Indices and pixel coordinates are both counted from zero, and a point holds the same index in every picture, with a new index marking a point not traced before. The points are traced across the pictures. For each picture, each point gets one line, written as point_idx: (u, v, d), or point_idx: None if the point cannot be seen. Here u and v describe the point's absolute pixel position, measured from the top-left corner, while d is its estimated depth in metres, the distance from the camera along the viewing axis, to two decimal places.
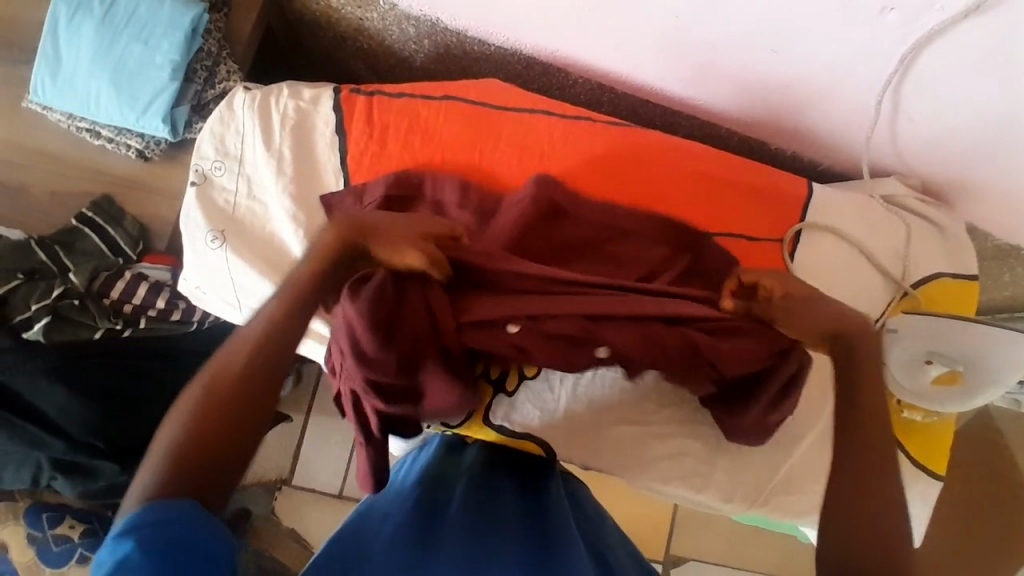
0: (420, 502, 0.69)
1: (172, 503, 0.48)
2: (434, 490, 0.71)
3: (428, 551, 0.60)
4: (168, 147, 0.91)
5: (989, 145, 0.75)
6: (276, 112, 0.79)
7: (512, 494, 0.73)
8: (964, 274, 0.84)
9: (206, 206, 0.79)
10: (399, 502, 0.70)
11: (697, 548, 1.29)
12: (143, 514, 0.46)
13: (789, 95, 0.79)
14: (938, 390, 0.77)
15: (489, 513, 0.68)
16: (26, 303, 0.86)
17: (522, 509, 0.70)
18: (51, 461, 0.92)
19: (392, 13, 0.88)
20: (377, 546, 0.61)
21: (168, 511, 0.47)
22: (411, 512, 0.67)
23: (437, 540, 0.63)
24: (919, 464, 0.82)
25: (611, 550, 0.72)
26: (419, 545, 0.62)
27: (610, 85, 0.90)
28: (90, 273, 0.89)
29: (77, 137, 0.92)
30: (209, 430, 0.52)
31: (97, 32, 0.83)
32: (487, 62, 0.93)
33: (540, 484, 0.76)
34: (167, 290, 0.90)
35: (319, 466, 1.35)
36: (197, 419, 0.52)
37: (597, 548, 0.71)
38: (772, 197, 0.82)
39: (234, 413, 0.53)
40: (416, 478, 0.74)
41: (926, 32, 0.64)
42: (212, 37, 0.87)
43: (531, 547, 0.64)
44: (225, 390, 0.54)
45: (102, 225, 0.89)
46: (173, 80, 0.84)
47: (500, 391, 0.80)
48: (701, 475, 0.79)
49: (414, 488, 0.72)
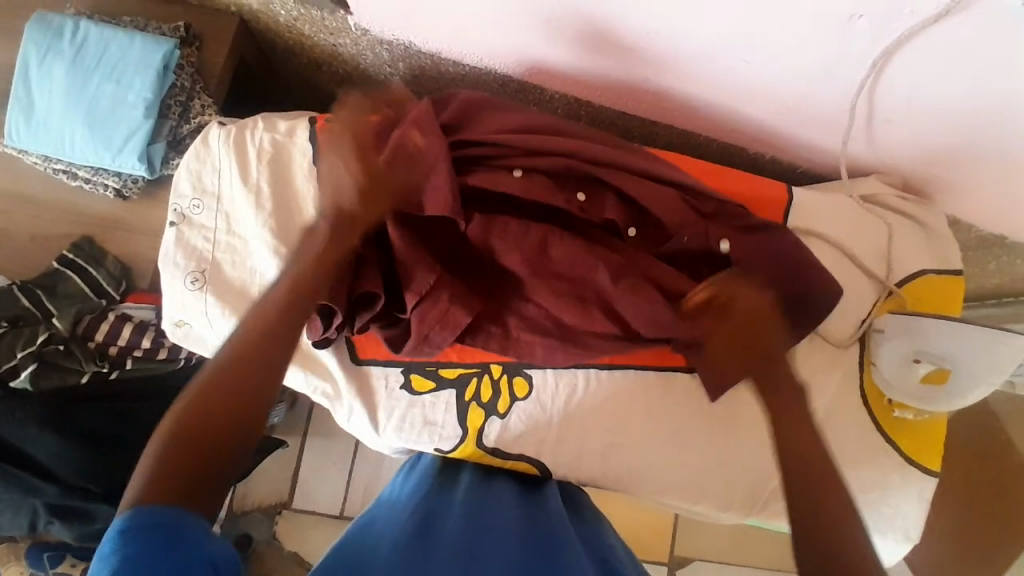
0: (420, 505, 0.72)
1: (157, 506, 0.50)
2: (435, 494, 0.75)
3: (428, 546, 0.63)
4: (147, 184, 0.90)
5: (964, 141, 0.76)
6: (252, 146, 0.78)
7: (511, 501, 0.76)
8: (948, 270, 0.84)
9: (187, 246, 0.78)
10: (399, 506, 0.73)
11: (701, 551, 1.29)
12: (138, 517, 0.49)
13: (766, 101, 0.80)
14: (926, 389, 0.77)
15: (484, 517, 0.70)
16: (11, 352, 0.86)
17: (519, 512, 0.73)
18: (47, 505, 0.89)
19: (365, 38, 0.87)
20: (379, 545, 0.63)
21: (160, 513, 0.49)
22: (409, 514, 0.69)
23: (434, 536, 0.65)
24: (913, 460, 0.82)
25: (613, 552, 0.72)
26: (416, 540, 0.64)
27: (587, 99, 0.90)
28: (74, 317, 0.89)
29: (54, 178, 0.91)
30: (191, 436, 0.55)
31: (67, 74, 0.83)
32: (463, 81, 0.92)
33: (536, 494, 0.79)
34: (152, 329, 0.91)
35: (319, 488, 1.35)
36: (183, 426, 0.56)
37: (598, 552, 0.72)
38: (753, 204, 0.84)
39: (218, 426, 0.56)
40: (416, 484, 0.78)
41: (897, 36, 0.64)
42: (184, 72, 0.86)
43: (528, 545, 0.66)
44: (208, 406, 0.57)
45: (84, 266, 0.90)
46: (147, 118, 0.83)
47: (493, 413, 0.79)
48: (698, 485, 0.79)
49: (414, 494, 0.75)
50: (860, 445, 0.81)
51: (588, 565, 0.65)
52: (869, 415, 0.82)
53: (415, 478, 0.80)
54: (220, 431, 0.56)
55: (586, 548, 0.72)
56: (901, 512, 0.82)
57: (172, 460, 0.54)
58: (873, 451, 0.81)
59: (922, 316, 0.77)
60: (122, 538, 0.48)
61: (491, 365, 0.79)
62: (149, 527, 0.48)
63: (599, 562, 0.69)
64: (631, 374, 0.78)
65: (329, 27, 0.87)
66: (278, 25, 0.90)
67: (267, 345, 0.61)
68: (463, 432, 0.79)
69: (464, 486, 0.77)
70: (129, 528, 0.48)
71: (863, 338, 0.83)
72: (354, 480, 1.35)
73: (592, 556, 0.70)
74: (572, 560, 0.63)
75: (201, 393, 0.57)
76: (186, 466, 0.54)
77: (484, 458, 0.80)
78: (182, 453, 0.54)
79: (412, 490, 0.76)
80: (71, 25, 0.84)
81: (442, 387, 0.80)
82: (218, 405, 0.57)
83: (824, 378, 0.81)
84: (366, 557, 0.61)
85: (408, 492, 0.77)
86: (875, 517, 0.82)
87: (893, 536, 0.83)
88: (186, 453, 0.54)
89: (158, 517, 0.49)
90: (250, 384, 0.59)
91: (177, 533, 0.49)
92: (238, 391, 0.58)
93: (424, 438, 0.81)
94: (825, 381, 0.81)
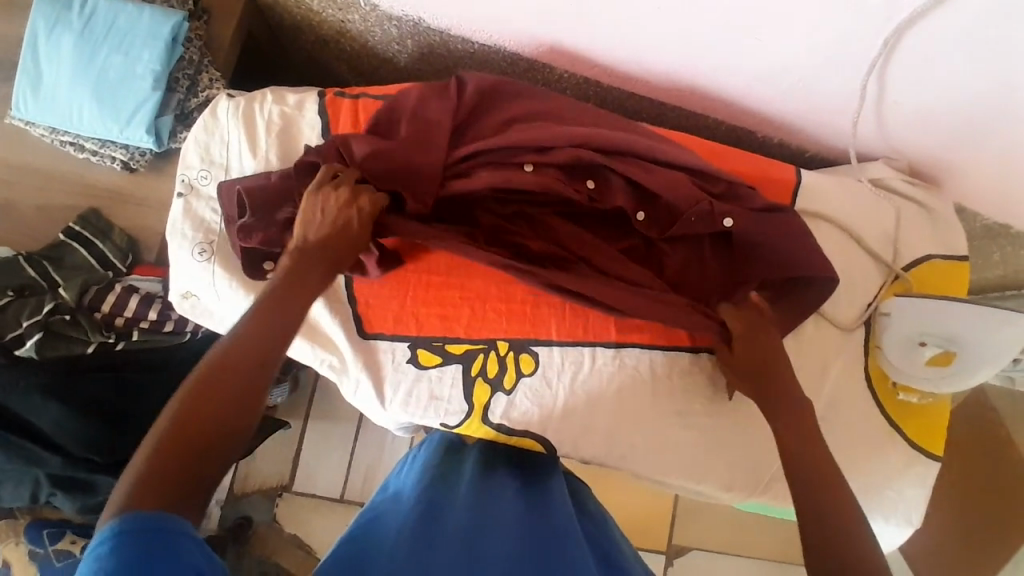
0: (422, 498, 0.72)
1: (153, 513, 0.48)
2: (437, 487, 0.75)
3: (430, 541, 0.63)
4: (153, 158, 0.90)
5: (973, 126, 0.75)
6: (261, 118, 0.78)
7: (512, 493, 0.75)
8: (955, 255, 0.84)
9: (195, 216, 0.78)
10: (403, 500, 0.72)
11: (701, 538, 1.29)
12: (128, 521, 0.47)
13: (774, 83, 0.80)
14: (931, 370, 0.77)
15: (488, 512, 0.70)
16: (16, 321, 0.86)
17: (521, 506, 0.72)
18: (49, 476, 0.89)
19: (374, 14, 0.87)
20: (382, 543, 0.63)
21: (156, 519, 0.47)
22: (413, 510, 0.69)
23: (438, 534, 0.64)
24: (916, 444, 0.82)
25: (616, 548, 0.72)
26: (419, 537, 0.63)
27: (596, 79, 0.90)
28: (81, 287, 0.89)
29: (62, 150, 0.91)
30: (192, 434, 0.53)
31: (76, 44, 0.83)
32: (472, 60, 0.92)
33: (539, 483, 0.78)
34: (158, 301, 0.91)
35: (319, 471, 1.35)
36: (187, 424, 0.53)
37: (601, 549, 0.72)
38: (760, 186, 0.84)
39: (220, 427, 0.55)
40: (417, 476, 0.78)
41: (908, 15, 0.63)
42: (193, 45, 0.86)
43: (532, 542, 0.66)
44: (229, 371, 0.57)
45: (90, 239, 0.90)
46: (155, 90, 0.83)
47: (499, 389, 0.79)
48: (700, 465, 0.79)
49: (415, 487, 0.74)
50: (864, 428, 0.81)
51: (593, 562, 0.64)
52: (873, 397, 0.82)
53: (417, 469, 0.79)
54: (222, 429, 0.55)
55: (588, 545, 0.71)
56: (903, 497, 0.82)
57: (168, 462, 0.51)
58: (877, 435, 0.81)
59: (930, 298, 0.76)
60: (113, 542, 0.46)
61: (498, 341, 0.79)
62: (142, 533, 0.47)
63: (603, 561, 0.69)
64: (639, 353, 0.78)
65: (338, 3, 0.87)
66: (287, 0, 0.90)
67: (273, 339, 0.61)
68: (469, 408, 0.79)
69: (468, 478, 0.77)
70: (124, 532, 0.46)
71: (869, 322, 0.82)
72: (355, 463, 1.35)
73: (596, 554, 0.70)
74: (576, 557, 0.63)
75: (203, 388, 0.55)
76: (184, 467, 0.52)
77: (490, 434, 0.80)
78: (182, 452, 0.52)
79: (413, 483, 0.76)
80: None
81: (448, 362, 0.80)
82: (219, 397, 0.55)
83: (830, 361, 0.81)
84: (371, 556, 0.61)
85: (412, 484, 0.76)
86: (877, 501, 0.82)
87: (896, 521, 0.83)
88: (184, 456, 0.52)
89: (152, 522, 0.47)
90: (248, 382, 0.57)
91: (167, 539, 0.47)
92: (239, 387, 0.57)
93: (430, 413, 0.81)
94: (830, 362, 0.81)
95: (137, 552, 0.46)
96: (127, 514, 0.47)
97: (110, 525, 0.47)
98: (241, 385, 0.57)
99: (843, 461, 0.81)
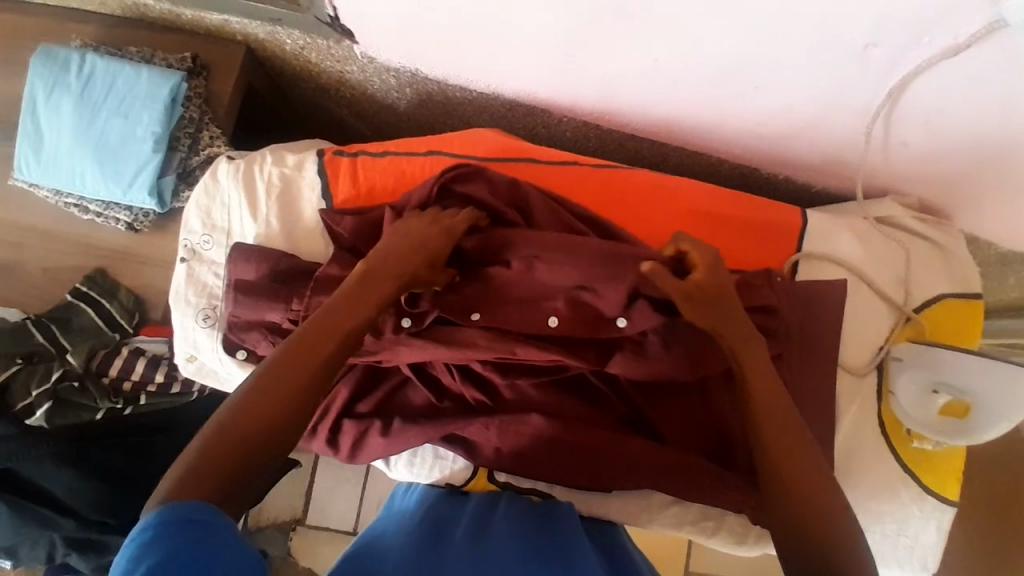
0: (428, 515, 0.72)
1: (200, 501, 0.48)
2: (444, 507, 0.74)
3: (437, 557, 0.62)
4: (157, 217, 0.91)
5: (982, 163, 0.73)
6: (261, 180, 0.78)
7: (515, 506, 0.74)
8: (968, 293, 0.82)
9: (197, 282, 0.78)
10: (411, 516, 0.72)
11: (717, 564, 1.28)
12: (167, 513, 0.47)
13: (776, 127, 0.78)
14: (946, 421, 0.75)
15: (494, 527, 0.69)
16: (27, 389, 0.87)
17: (528, 519, 0.72)
18: (65, 539, 0.92)
19: (371, 66, 0.87)
20: (388, 557, 0.61)
21: (195, 509, 0.47)
22: (419, 526, 0.68)
23: (446, 549, 0.64)
24: (927, 486, 0.80)
25: (626, 554, 0.72)
26: (426, 553, 0.62)
27: (596, 123, 0.89)
28: (88, 353, 0.90)
29: (67, 211, 0.92)
30: (254, 426, 0.54)
31: (76, 108, 0.84)
32: (470, 106, 0.92)
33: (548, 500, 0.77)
34: (165, 363, 0.91)
35: (332, 504, 1.36)
36: (244, 412, 0.54)
37: (615, 558, 0.71)
38: (766, 231, 0.82)
39: (281, 425, 0.55)
40: (424, 497, 0.77)
41: (912, 66, 0.62)
42: (193, 103, 0.87)
43: (543, 549, 0.65)
44: (286, 381, 0.56)
45: (97, 299, 0.91)
46: (156, 151, 0.84)
47: (495, 445, 0.76)
48: (712, 519, 0.79)
49: (423, 507, 0.74)
50: (878, 476, 0.80)
51: (598, 567, 0.64)
52: (888, 445, 0.80)
53: (426, 490, 0.79)
54: (270, 422, 0.55)
55: (601, 555, 0.71)
56: (919, 543, 0.81)
57: (218, 452, 0.52)
58: (890, 480, 0.80)
59: (946, 350, 0.74)
60: (156, 532, 0.46)
61: (502, 400, 0.76)
62: (185, 524, 0.47)
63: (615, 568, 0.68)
64: (632, 417, 0.77)
65: (335, 56, 0.87)
66: (285, 53, 0.90)
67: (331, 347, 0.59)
68: (474, 467, 0.79)
69: (475, 498, 0.76)
70: (162, 523, 0.46)
71: (881, 366, 0.81)
72: (367, 496, 1.36)
73: (607, 562, 0.69)
74: (585, 563, 0.62)
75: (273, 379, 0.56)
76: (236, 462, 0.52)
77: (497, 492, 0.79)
78: (242, 435, 0.53)
79: (421, 502, 0.76)
80: (78, 57, 0.85)
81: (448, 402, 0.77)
82: (279, 408, 0.55)
83: (840, 408, 0.80)
84: (373, 566, 0.60)
85: (420, 502, 0.76)
86: (892, 547, 0.81)
87: (911, 567, 0.82)
88: (242, 442, 0.53)
89: (189, 514, 0.47)
90: (307, 383, 0.57)
91: (207, 529, 0.47)
92: (298, 395, 0.56)
93: (435, 473, 0.81)
94: (843, 408, 0.80)
95: (180, 542, 0.45)
96: (175, 503, 0.48)
97: (150, 516, 0.47)
98: (288, 396, 0.56)
99: (854, 507, 0.80)
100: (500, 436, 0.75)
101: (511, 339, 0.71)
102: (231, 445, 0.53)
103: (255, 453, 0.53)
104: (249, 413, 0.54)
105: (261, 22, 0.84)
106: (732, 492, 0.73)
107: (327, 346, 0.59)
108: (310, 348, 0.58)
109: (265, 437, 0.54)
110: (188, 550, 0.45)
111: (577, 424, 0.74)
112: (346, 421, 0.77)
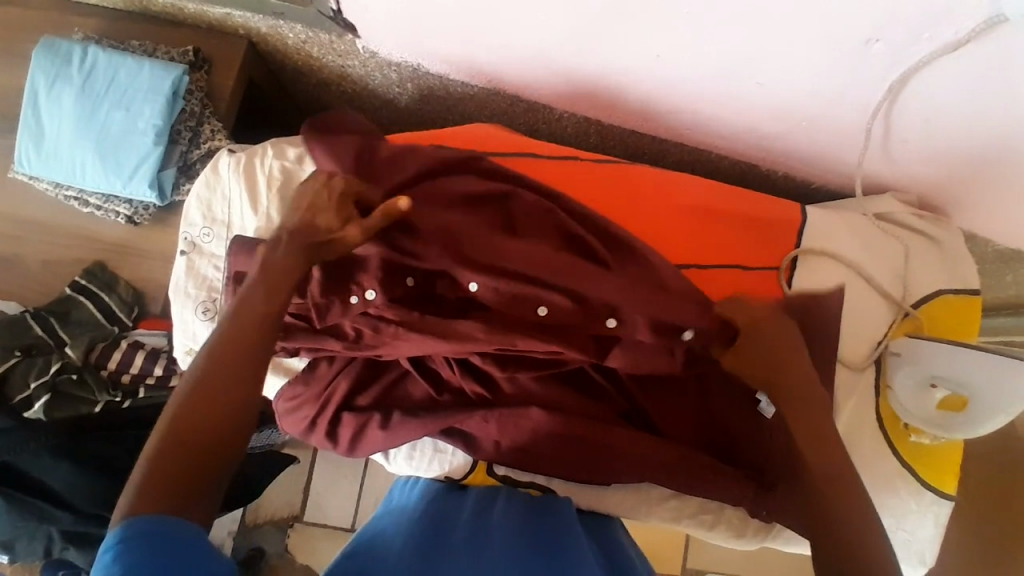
0: (427, 510, 0.72)
1: (161, 513, 0.49)
2: (441, 505, 0.74)
3: (435, 554, 0.62)
4: (157, 211, 0.91)
5: (982, 160, 0.74)
6: (262, 173, 0.78)
7: (515, 502, 0.74)
8: (966, 290, 0.82)
9: (197, 274, 0.79)
10: (406, 514, 0.72)
11: (715, 561, 1.28)
12: (131, 526, 0.47)
13: (776, 122, 0.79)
14: (944, 415, 0.75)
15: (489, 525, 0.69)
16: (25, 381, 0.87)
17: (523, 515, 0.71)
18: (62, 533, 0.93)
19: (373, 60, 0.87)
20: (389, 554, 0.61)
21: (160, 520, 0.48)
22: (414, 524, 0.68)
23: (442, 547, 0.64)
24: (925, 481, 0.81)
25: (622, 552, 0.72)
26: (423, 550, 0.62)
27: (598, 119, 0.89)
28: (88, 344, 0.91)
29: (67, 204, 0.92)
30: (206, 411, 0.55)
31: (76, 100, 0.84)
32: (471, 101, 0.92)
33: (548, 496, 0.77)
34: (163, 356, 0.92)
35: (329, 501, 1.35)
36: (189, 408, 0.54)
37: (612, 555, 0.71)
38: (765, 227, 0.83)
39: (232, 403, 0.56)
40: (424, 492, 0.77)
41: (912, 63, 0.63)
42: (194, 97, 0.86)
43: (539, 546, 0.65)
44: (228, 361, 0.57)
45: (97, 292, 0.91)
46: (157, 144, 0.84)
47: (494, 438, 0.76)
48: (709, 513, 0.79)
49: (419, 504, 0.74)
50: (876, 470, 0.80)
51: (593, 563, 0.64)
52: (886, 440, 0.80)
53: (425, 484, 0.79)
54: (223, 405, 0.55)
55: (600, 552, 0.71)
56: (916, 537, 0.81)
57: (176, 449, 0.53)
58: (888, 475, 0.80)
59: (944, 343, 0.74)
60: (121, 546, 0.46)
61: (502, 393, 0.76)
62: (150, 535, 0.47)
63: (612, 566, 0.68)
64: (632, 411, 0.77)
65: (337, 50, 0.87)
66: (287, 48, 0.90)
67: (262, 318, 0.60)
68: (473, 461, 0.79)
69: (471, 496, 0.76)
70: (127, 537, 0.47)
71: (879, 360, 0.81)
72: (365, 492, 1.36)
73: (604, 558, 0.69)
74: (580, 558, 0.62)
75: (212, 371, 0.56)
76: (196, 450, 0.53)
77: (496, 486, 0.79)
78: (195, 422, 0.54)
79: (417, 500, 0.76)
80: (78, 50, 0.85)
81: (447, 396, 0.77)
82: (224, 387, 0.56)
83: (839, 404, 0.80)
84: (374, 564, 0.59)
85: (415, 500, 0.76)
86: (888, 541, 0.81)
87: (909, 561, 0.82)
88: (198, 431, 0.54)
89: (154, 526, 0.48)
90: (246, 361, 0.58)
91: (171, 539, 0.47)
92: (241, 371, 0.57)
93: (434, 466, 0.80)
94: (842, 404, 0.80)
95: (146, 552, 0.46)
96: (141, 513, 0.48)
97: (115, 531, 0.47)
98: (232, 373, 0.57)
99: None
100: (500, 429, 0.75)
101: (511, 330, 0.71)
102: (188, 436, 0.53)
103: (211, 436, 0.54)
104: (199, 400, 0.55)
105: (263, 17, 0.84)
106: (731, 487, 0.73)
107: (260, 317, 0.60)
108: (246, 324, 0.59)
109: (217, 420, 0.55)
110: (153, 559, 0.46)
111: (578, 418, 0.74)
112: (345, 414, 0.77)
